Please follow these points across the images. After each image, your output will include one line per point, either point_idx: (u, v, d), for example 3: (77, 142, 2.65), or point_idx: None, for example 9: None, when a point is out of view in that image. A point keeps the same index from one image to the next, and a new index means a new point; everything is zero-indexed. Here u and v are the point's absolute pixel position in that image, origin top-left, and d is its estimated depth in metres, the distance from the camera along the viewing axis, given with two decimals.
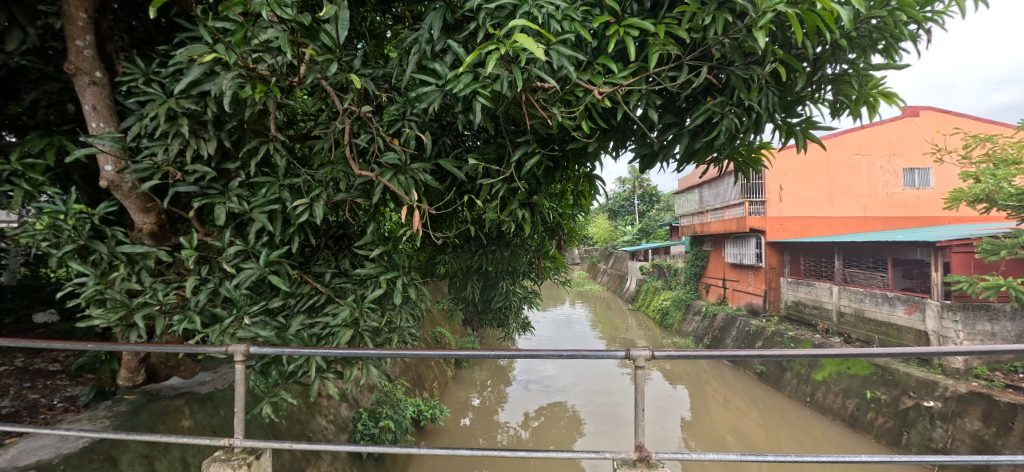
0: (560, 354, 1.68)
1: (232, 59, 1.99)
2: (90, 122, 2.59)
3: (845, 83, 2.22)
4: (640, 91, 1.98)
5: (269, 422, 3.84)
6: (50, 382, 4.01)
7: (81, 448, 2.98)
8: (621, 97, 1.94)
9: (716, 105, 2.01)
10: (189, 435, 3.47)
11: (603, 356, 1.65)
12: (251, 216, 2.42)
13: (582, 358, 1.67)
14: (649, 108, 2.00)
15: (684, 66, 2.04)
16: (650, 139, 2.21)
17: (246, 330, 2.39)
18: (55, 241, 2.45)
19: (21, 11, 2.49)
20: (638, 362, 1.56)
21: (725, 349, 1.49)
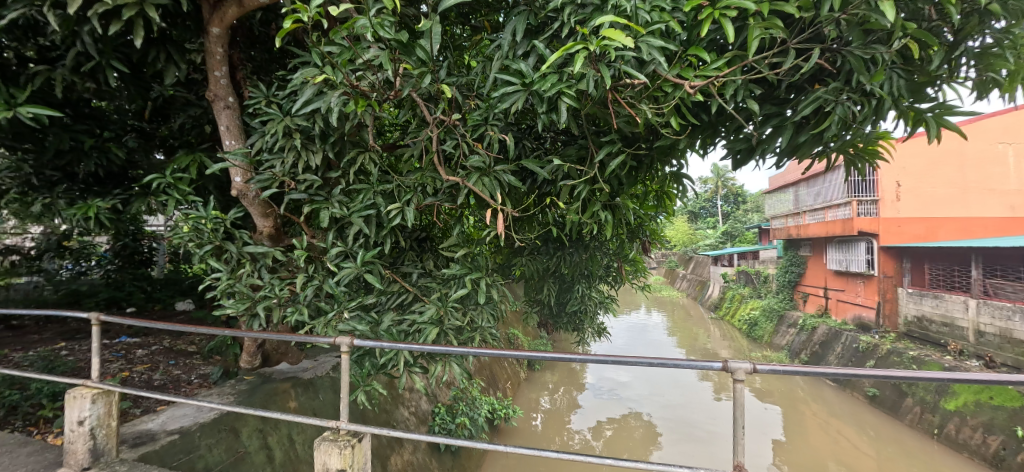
0: (649, 362, 1.62)
1: (339, 78, 2.20)
2: (225, 140, 3.07)
3: (995, 56, 1.95)
4: (736, 83, 1.87)
5: (361, 410, 4.18)
6: (188, 361, 4.72)
7: (213, 420, 3.47)
8: (715, 90, 1.84)
9: (829, 93, 1.85)
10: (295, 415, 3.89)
11: (696, 367, 1.56)
12: (350, 219, 2.66)
13: (672, 368, 1.60)
14: (748, 100, 1.88)
15: (789, 51, 1.87)
16: (747, 133, 2.08)
17: (345, 323, 2.64)
18: (198, 241, 2.91)
19: (175, 50, 2.98)
20: (737, 376, 1.46)
21: (842, 367, 1.34)
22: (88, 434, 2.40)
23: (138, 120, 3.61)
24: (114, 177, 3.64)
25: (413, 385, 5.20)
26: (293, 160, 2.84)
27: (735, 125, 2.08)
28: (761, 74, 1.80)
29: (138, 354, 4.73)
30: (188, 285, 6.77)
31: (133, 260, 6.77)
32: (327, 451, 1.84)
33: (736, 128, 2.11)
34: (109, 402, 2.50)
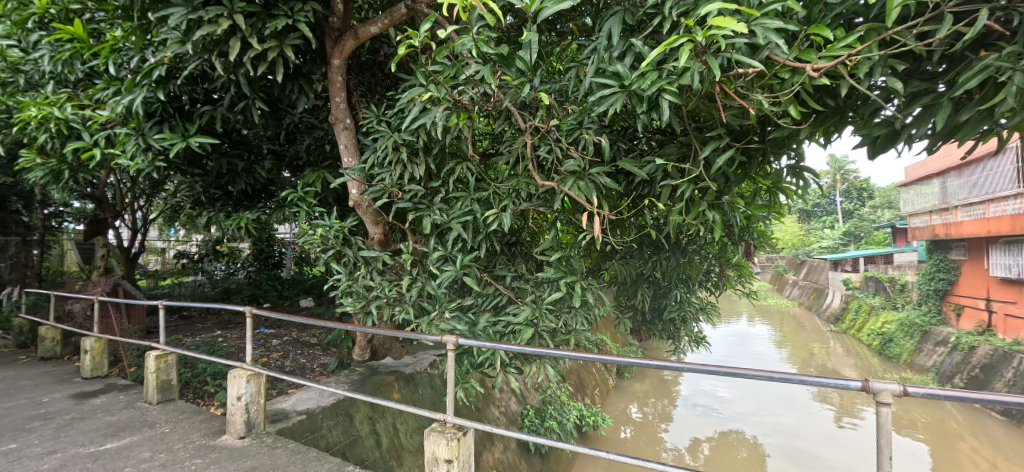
0: (769, 377, 1.48)
1: (442, 94, 2.36)
2: (344, 157, 3.44)
3: None
4: (871, 60, 1.65)
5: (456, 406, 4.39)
6: (311, 351, 5.35)
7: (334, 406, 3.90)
8: (846, 71, 1.64)
9: (1003, 59, 1.55)
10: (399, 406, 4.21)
11: (826, 385, 1.40)
12: (450, 225, 2.82)
13: (798, 385, 1.45)
14: (889, 78, 1.65)
15: (944, 17, 1.61)
16: (888, 117, 1.82)
17: (446, 323, 2.80)
18: (323, 246, 3.31)
19: (305, 81, 3.44)
20: (881, 398, 1.29)
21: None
22: (244, 409, 2.83)
23: (275, 144, 4.21)
24: (257, 193, 4.27)
25: (504, 386, 5.34)
26: (401, 172, 3.10)
27: (870, 109, 1.83)
28: (906, 47, 1.57)
29: (273, 343, 5.48)
30: (310, 284, 7.68)
31: (269, 262, 7.89)
32: (436, 441, 1.98)
33: (872, 113, 1.85)
34: (259, 383, 2.92)
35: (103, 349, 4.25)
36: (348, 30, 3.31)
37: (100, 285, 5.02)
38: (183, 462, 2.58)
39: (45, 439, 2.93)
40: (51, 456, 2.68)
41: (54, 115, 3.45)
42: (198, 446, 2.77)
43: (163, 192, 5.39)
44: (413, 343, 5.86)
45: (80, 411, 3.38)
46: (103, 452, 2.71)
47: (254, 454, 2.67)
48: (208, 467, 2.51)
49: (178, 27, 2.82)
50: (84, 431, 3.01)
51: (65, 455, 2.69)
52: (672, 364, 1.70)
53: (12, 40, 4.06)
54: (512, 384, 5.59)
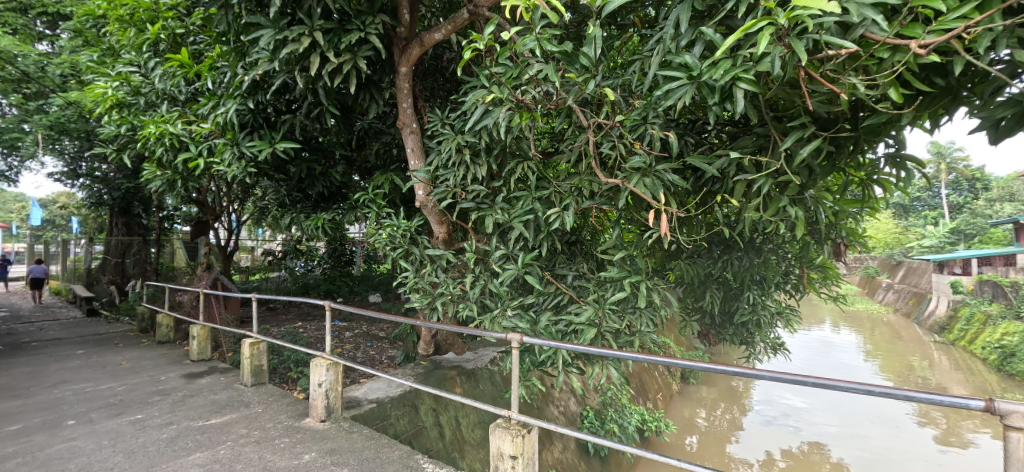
0: (867, 391, 1.34)
1: (505, 95, 2.39)
2: (411, 160, 3.60)
3: None
4: (994, 31, 1.45)
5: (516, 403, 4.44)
6: (381, 344, 5.65)
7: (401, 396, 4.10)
8: (961, 45, 1.46)
9: None
10: (462, 400, 4.34)
11: (938, 403, 1.25)
12: (512, 224, 2.85)
13: (903, 401, 1.30)
14: (1016, 50, 1.44)
15: None
16: (1016, 96, 1.59)
17: (508, 320, 2.84)
18: (392, 245, 3.49)
19: (376, 89, 3.64)
20: (1010, 421, 1.13)
21: None
22: (324, 395, 3.07)
23: (348, 149, 4.49)
24: (333, 195, 4.61)
25: (563, 385, 5.31)
26: (464, 172, 3.19)
27: (992, 87, 1.61)
28: None
29: (347, 335, 5.86)
30: (379, 281, 8.10)
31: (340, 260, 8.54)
32: (501, 436, 2.02)
33: (994, 91, 1.63)
34: (337, 371, 3.13)
35: (207, 336, 4.76)
36: (414, 39, 3.47)
37: (202, 280, 5.63)
38: (273, 440, 2.83)
39: (163, 412, 3.34)
40: (167, 427, 3.06)
41: (167, 129, 3.93)
42: (286, 426, 3.03)
43: (253, 196, 5.95)
44: (475, 340, 5.99)
45: (190, 390, 3.82)
46: (208, 427, 3.05)
47: (333, 436, 2.88)
48: (294, 446, 2.74)
49: (267, 46, 3.09)
50: (193, 407, 3.40)
51: (179, 427, 3.05)
52: (751, 370, 1.59)
53: (134, 66, 4.67)
54: (571, 384, 5.55)
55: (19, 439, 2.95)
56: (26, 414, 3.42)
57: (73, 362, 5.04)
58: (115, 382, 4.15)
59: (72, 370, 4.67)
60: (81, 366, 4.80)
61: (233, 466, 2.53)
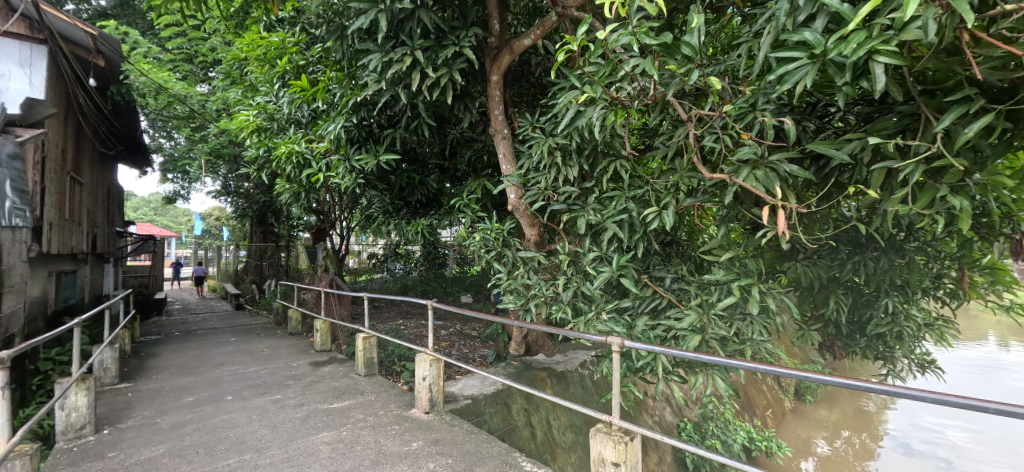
0: None
1: (599, 93, 2.35)
2: (502, 165, 3.70)
3: None
4: None
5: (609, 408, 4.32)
6: (474, 343, 5.86)
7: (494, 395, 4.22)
8: None
9: None
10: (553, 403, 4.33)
11: None
12: (605, 225, 2.79)
13: None
14: None
15: None
16: None
17: (603, 324, 2.77)
18: (487, 247, 3.61)
19: (468, 99, 3.81)
20: None
21: None
22: (428, 388, 3.27)
23: (440, 158, 4.76)
24: (431, 202, 4.94)
25: (659, 394, 5.05)
26: (555, 174, 3.20)
27: None
28: None
29: (443, 334, 6.16)
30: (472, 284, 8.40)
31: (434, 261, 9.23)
32: (603, 441, 1.98)
33: None
34: (438, 367, 3.31)
35: (327, 329, 5.31)
36: (505, 47, 3.57)
37: (322, 280, 6.32)
38: (385, 426, 3.07)
39: (296, 394, 3.80)
40: (300, 408, 3.47)
41: (294, 149, 4.48)
42: (396, 415, 3.27)
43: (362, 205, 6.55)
44: (566, 343, 5.94)
45: (316, 376, 4.30)
46: (332, 410, 3.40)
47: (437, 428, 3.04)
48: (404, 434, 2.95)
49: (375, 69, 3.38)
50: (319, 392, 3.83)
51: (309, 408, 3.44)
52: (906, 390, 1.34)
53: (268, 96, 5.42)
54: (667, 394, 5.26)
55: (193, 409, 3.55)
56: (196, 389, 4.10)
57: (227, 347, 5.96)
58: (258, 366, 4.82)
59: (225, 354, 5.51)
60: (232, 351, 5.64)
61: (354, 447, 2.78)
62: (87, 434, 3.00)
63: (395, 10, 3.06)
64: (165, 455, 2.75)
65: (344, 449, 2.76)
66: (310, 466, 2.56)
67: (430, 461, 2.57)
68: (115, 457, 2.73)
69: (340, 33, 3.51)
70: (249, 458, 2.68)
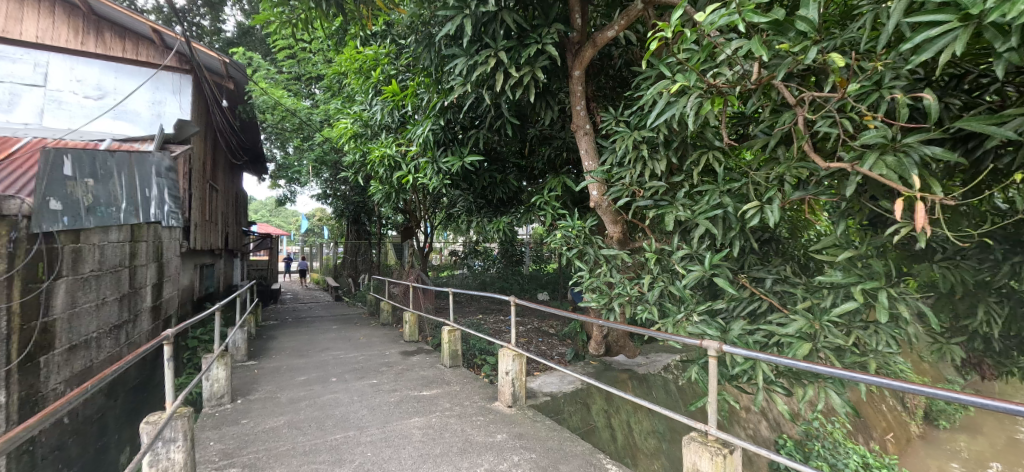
0: None
1: (693, 81, 2.21)
2: (585, 161, 3.64)
3: None
4: None
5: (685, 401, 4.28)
6: (552, 341, 5.89)
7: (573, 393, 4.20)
8: None
9: None
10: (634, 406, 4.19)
11: None
12: (696, 221, 2.61)
13: None
14: None
15: None
16: None
17: (694, 326, 2.59)
18: (569, 244, 3.58)
19: (550, 97, 3.81)
20: None
21: None
22: (511, 382, 3.34)
23: (519, 158, 4.82)
24: (511, 200, 5.01)
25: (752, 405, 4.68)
26: (641, 169, 3.08)
27: None
28: None
29: (523, 331, 6.26)
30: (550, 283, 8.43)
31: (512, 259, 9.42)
32: (698, 451, 1.87)
33: None
34: (521, 362, 3.35)
35: (415, 321, 5.63)
36: (587, 41, 3.52)
37: (410, 275, 6.73)
38: (470, 417, 3.18)
39: (389, 380, 4.09)
40: (394, 393, 3.72)
41: (387, 153, 4.83)
42: (480, 406, 3.38)
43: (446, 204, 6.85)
44: (648, 345, 5.74)
45: (406, 364, 4.59)
46: (422, 397, 3.60)
47: (519, 422, 3.09)
48: (488, 425, 3.04)
49: (461, 73, 3.49)
50: (410, 379, 4.07)
51: (402, 394, 3.68)
52: None
53: (364, 105, 5.86)
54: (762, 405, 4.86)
55: (304, 387, 3.96)
56: (306, 370, 4.57)
57: (329, 334, 6.57)
58: (356, 352, 5.25)
59: (328, 340, 6.08)
60: (333, 338, 6.21)
61: (443, 434, 2.92)
62: (226, 401, 3.49)
63: (479, 14, 3.14)
64: (285, 426, 3.09)
65: (434, 435, 2.90)
66: (406, 447, 2.74)
67: (515, 455, 2.62)
68: (247, 424, 3.13)
69: (429, 42, 3.69)
70: (352, 435, 2.93)
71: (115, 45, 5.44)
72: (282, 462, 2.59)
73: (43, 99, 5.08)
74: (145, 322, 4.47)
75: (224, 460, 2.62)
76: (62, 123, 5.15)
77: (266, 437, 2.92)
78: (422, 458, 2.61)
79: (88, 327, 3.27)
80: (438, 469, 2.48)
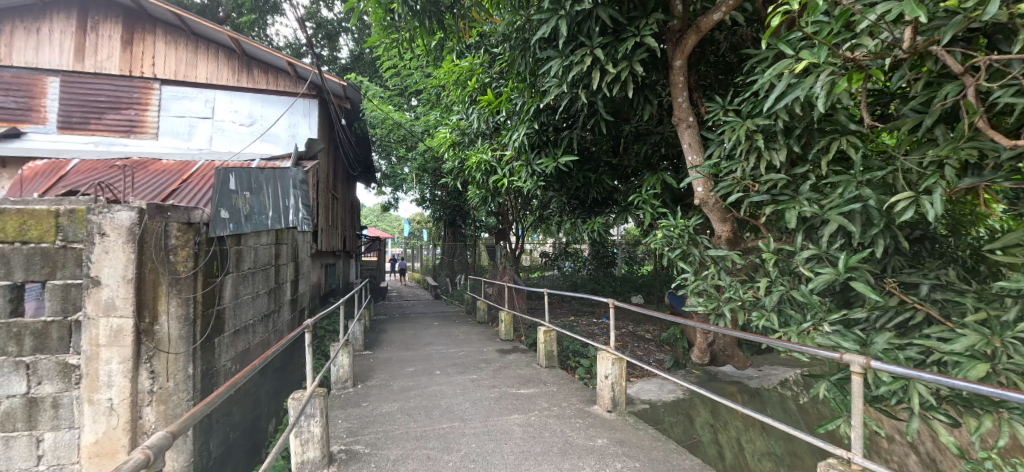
0: None
1: (825, 58, 1.96)
2: (689, 156, 3.43)
3: None
4: None
5: (796, 416, 3.99)
6: (648, 346, 5.70)
7: (675, 404, 3.97)
8: None
9: None
10: (744, 422, 3.85)
11: None
12: (826, 218, 2.30)
13: None
14: None
15: None
16: None
17: (825, 337, 2.27)
18: (671, 246, 3.38)
19: (650, 91, 3.65)
20: None
21: None
22: (610, 386, 3.26)
23: (612, 156, 4.71)
24: (606, 201, 4.90)
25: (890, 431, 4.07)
26: (756, 162, 2.80)
27: None
28: None
29: (614, 334, 6.14)
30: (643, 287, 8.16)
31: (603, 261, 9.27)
32: None
33: None
34: (620, 366, 3.25)
35: (511, 320, 5.76)
36: (690, 28, 3.32)
37: (505, 275, 6.93)
38: (569, 418, 3.17)
39: (488, 376, 4.24)
40: (494, 389, 3.85)
41: (483, 159, 5.03)
42: (579, 408, 3.35)
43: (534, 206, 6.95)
44: (757, 356, 5.31)
45: (503, 362, 4.72)
46: (520, 395, 3.67)
47: (620, 428, 3.00)
48: (588, 429, 3.00)
49: (557, 74, 3.48)
50: (508, 377, 4.18)
51: (501, 390, 3.79)
52: None
53: (461, 115, 6.17)
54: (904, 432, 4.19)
55: (413, 377, 4.28)
56: (414, 361, 4.92)
57: (431, 330, 7.02)
58: (456, 348, 5.54)
59: (431, 335, 6.48)
60: (435, 333, 6.61)
61: (543, 433, 2.95)
62: (349, 386, 3.89)
63: (575, 13, 3.10)
64: (398, 412, 3.36)
65: (534, 433, 2.94)
66: (508, 442, 2.81)
67: (617, 461, 2.55)
68: (367, 407, 3.46)
69: (524, 46, 3.74)
70: (458, 426, 3.08)
71: (261, 78, 6.35)
72: (397, 444, 2.82)
73: (213, 127, 6.12)
74: (286, 312, 5.16)
75: (350, 437, 2.93)
76: (224, 146, 6.16)
77: (382, 420, 3.20)
78: (524, 455, 2.65)
79: (246, 315, 3.85)
80: (540, 468, 2.50)
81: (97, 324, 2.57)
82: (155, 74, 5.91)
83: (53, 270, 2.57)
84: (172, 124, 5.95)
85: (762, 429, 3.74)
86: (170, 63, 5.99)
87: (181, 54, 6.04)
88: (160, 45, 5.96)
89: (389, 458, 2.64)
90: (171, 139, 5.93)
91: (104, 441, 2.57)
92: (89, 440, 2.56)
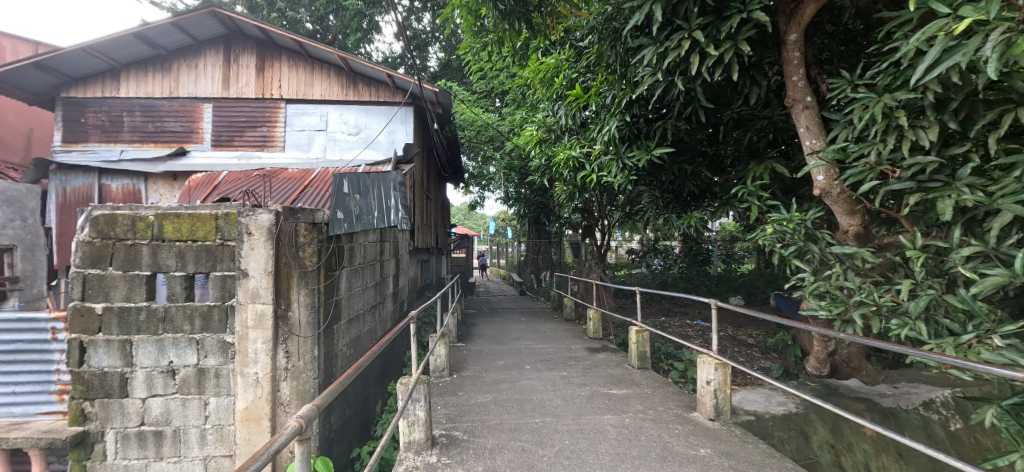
0: None
1: (998, 13, 1.63)
2: (806, 141, 3.09)
3: None
4: None
5: (943, 442, 3.40)
6: (751, 352, 5.24)
7: (787, 418, 3.60)
8: None
9: None
10: (876, 445, 3.36)
11: None
12: (996, 208, 1.92)
13: None
14: None
15: None
16: None
17: (994, 352, 1.89)
18: (783, 242, 3.05)
19: (757, 72, 3.33)
20: None
21: None
22: (713, 393, 3.04)
23: (709, 145, 4.40)
24: (702, 194, 4.58)
25: None
26: (894, 144, 2.43)
27: None
28: None
29: (711, 336, 5.74)
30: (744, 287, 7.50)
31: (697, 258, 8.71)
32: None
33: None
34: (724, 372, 3.02)
35: (599, 319, 5.64)
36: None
37: (593, 272, 6.82)
38: (667, 424, 3.02)
39: (578, 374, 4.20)
40: (584, 387, 3.80)
41: (571, 155, 4.97)
42: (677, 414, 3.18)
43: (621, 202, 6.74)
44: (888, 370, 4.62)
45: (593, 361, 4.65)
46: (612, 395, 3.59)
47: (726, 439, 2.79)
48: (689, 436, 2.83)
49: (651, 62, 3.33)
50: (599, 376, 4.11)
51: (593, 389, 3.74)
52: None
53: (546, 112, 6.18)
54: None
55: (505, 371, 4.39)
56: (504, 355, 5.05)
57: (519, 325, 7.15)
58: (545, 344, 5.58)
59: (519, 330, 6.60)
60: (523, 329, 6.71)
61: (639, 436, 2.85)
62: (446, 375, 4.11)
63: None
64: (492, 403, 3.47)
65: (630, 436, 2.85)
66: (602, 442, 2.76)
67: None
68: (463, 396, 3.63)
69: (614, 37, 3.63)
70: (551, 421, 3.10)
71: (366, 90, 6.94)
72: (493, 434, 2.91)
73: (327, 138, 6.83)
74: (390, 304, 5.59)
75: (449, 423, 3.10)
76: (336, 154, 6.82)
77: (477, 410, 3.33)
78: (620, 457, 2.59)
79: (358, 305, 4.24)
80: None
81: (246, 308, 3.02)
82: (282, 94, 6.76)
83: (215, 264, 3.05)
84: (296, 137, 6.75)
85: (899, 455, 3.24)
86: (293, 83, 6.80)
87: (301, 75, 6.83)
88: (285, 68, 6.80)
89: (486, 446, 2.74)
90: (295, 150, 6.73)
91: (252, 408, 3.00)
92: (241, 406, 3.01)
